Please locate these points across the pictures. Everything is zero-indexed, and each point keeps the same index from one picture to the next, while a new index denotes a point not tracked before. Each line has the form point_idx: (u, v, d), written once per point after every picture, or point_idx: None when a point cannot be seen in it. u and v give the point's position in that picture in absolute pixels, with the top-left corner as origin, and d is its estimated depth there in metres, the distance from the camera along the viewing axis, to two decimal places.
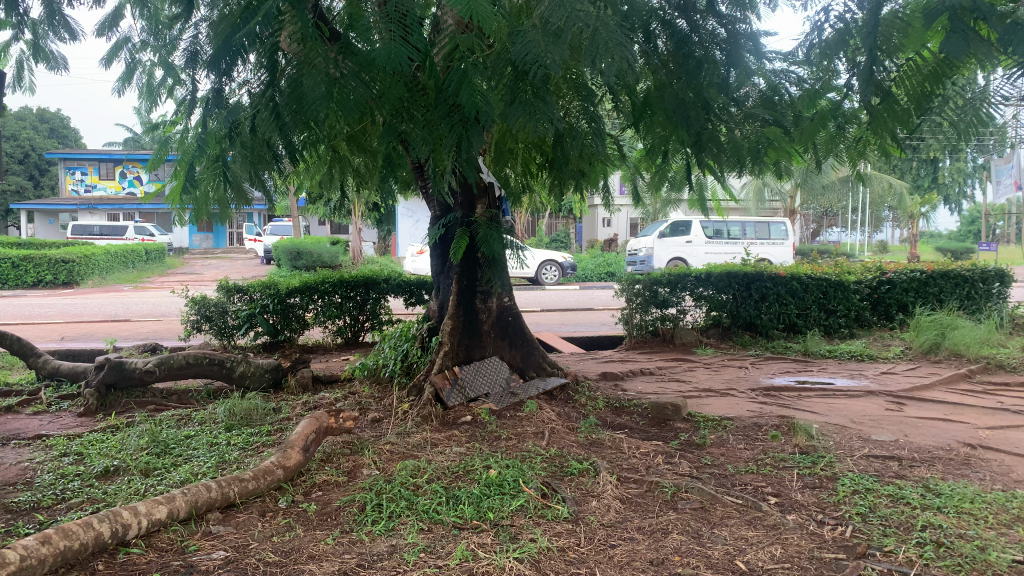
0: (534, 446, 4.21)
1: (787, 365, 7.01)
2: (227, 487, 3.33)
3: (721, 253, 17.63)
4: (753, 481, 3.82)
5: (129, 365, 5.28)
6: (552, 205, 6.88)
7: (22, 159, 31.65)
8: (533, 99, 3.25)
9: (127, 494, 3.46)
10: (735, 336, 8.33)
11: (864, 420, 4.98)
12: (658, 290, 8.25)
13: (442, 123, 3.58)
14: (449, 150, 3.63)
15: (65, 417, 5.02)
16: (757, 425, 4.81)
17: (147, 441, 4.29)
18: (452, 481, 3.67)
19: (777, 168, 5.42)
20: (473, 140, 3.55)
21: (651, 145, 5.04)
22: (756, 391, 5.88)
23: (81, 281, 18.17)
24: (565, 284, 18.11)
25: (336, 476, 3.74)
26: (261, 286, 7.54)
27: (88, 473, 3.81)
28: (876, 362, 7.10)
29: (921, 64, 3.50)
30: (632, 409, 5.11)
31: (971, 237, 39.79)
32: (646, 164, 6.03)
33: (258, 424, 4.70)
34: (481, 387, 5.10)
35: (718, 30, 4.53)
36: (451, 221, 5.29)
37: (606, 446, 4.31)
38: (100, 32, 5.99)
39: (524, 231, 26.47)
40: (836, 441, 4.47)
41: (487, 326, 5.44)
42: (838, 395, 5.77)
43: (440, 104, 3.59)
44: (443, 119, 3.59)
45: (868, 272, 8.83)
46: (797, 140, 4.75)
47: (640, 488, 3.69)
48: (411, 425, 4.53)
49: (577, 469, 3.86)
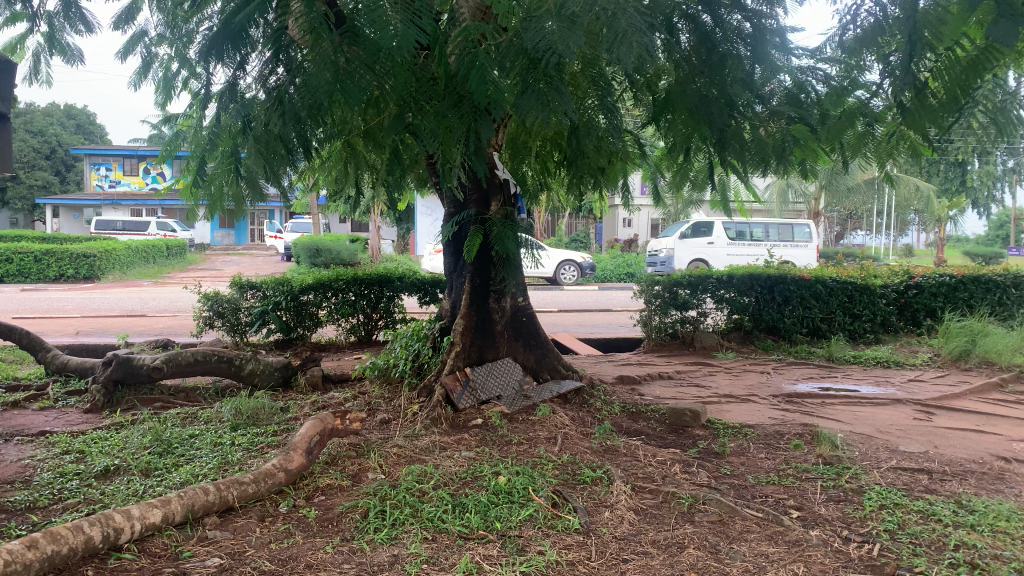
0: (546, 452, 4.06)
1: (810, 371, 6.81)
2: (224, 490, 3.20)
3: (743, 254, 17.39)
4: (774, 493, 3.65)
5: (136, 362, 5.21)
6: (571, 205, 6.74)
7: (49, 155, 32.02)
8: (547, 89, 3.06)
9: (124, 495, 3.37)
10: (757, 340, 8.11)
11: (892, 430, 4.78)
12: (678, 292, 8.02)
13: (450, 114, 3.43)
14: (459, 142, 3.48)
15: (71, 413, 4.95)
16: (779, 434, 4.63)
17: (149, 440, 4.19)
18: (459, 488, 3.54)
19: (804, 168, 5.21)
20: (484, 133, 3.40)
21: (672, 142, 4.85)
22: (778, 398, 5.69)
23: (102, 275, 18.23)
24: (583, 284, 17.92)
25: (340, 480, 3.62)
26: (274, 283, 7.49)
27: (88, 473, 3.72)
28: (903, 369, 6.87)
29: (961, 54, 3.30)
30: (650, 415, 4.95)
31: (999, 242, 39.08)
32: (666, 162, 5.85)
33: (264, 423, 4.60)
34: (493, 389, 4.95)
35: (743, 24, 4.35)
36: (465, 218, 5.17)
37: (621, 453, 4.15)
38: (117, 25, 5.91)
39: (544, 230, 26.33)
40: (862, 451, 4.28)
41: (500, 326, 5.29)
42: (863, 403, 5.57)
43: (449, 94, 3.45)
44: (451, 110, 3.44)
45: (895, 277, 8.59)
46: (825, 139, 4.54)
47: (655, 499, 3.53)
48: (420, 428, 4.39)
49: (589, 477, 3.70)
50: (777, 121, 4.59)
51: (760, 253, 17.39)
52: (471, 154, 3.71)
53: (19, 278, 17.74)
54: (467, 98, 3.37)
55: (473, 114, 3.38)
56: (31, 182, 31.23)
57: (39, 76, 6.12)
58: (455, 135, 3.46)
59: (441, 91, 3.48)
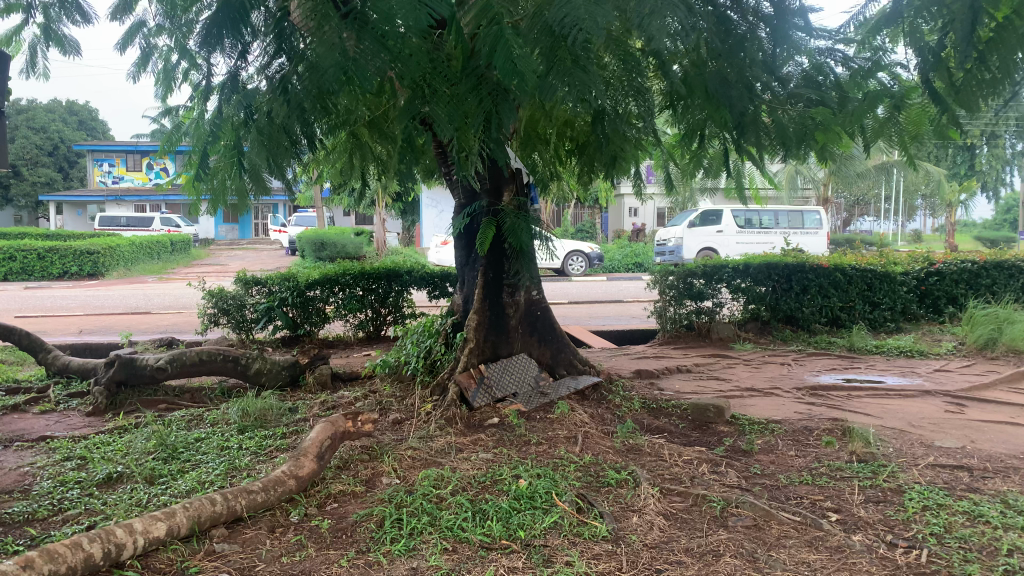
0: (567, 452, 3.88)
1: (832, 362, 6.61)
2: (232, 501, 3.04)
3: (753, 242, 17.17)
4: (809, 494, 3.46)
5: (139, 362, 5.05)
6: (580, 195, 6.55)
7: (52, 151, 31.89)
8: (572, 68, 2.88)
9: (126, 505, 3.22)
10: (775, 331, 7.91)
11: (925, 423, 4.59)
12: (692, 283, 7.84)
13: (468, 97, 3.19)
14: (477, 126, 3.26)
15: (73, 417, 4.78)
16: (808, 429, 4.45)
17: (154, 444, 4.04)
18: (478, 493, 3.36)
19: (823, 154, 4.99)
20: (504, 116, 3.19)
21: (691, 122, 4.62)
22: (801, 391, 5.50)
23: (105, 272, 18.12)
24: (592, 274, 17.74)
25: (353, 485, 3.46)
26: (280, 278, 7.30)
27: (90, 481, 3.57)
28: (928, 359, 6.68)
29: (1015, 25, 3.61)
30: (671, 411, 4.78)
31: (1007, 226, 38.79)
32: (679, 149, 5.62)
33: (273, 425, 4.44)
34: (509, 387, 4.77)
35: (763, 6, 4.19)
36: (478, 210, 4.99)
37: (645, 453, 3.97)
38: (114, 15, 5.69)
39: (549, 220, 26.12)
40: (896, 448, 4.10)
41: (515, 321, 5.11)
42: (891, 395, 5.38)
43: (467, 75, 3.23)
44: (469, 92, 3.19)
45: (915, 263, 8.40)
46: (852, 121, 4.31)
47: (685, 502, 3.36)
48: (434, 428, 4.22)
49: (614, 479, 3.53)
50: (794, 104, 4.42)
51: (771, 241, 17.17)
52: (489, 136, 3.48)
53: (23, 275, 17.59)
54: (486, 79, 3.15)
55: (494, 96, 3.16)
56: (34, 180, 31.11)
57: (36, 69, 5.93)
58: (473, 119, 3.23)
59: (456, 74, 3.25)
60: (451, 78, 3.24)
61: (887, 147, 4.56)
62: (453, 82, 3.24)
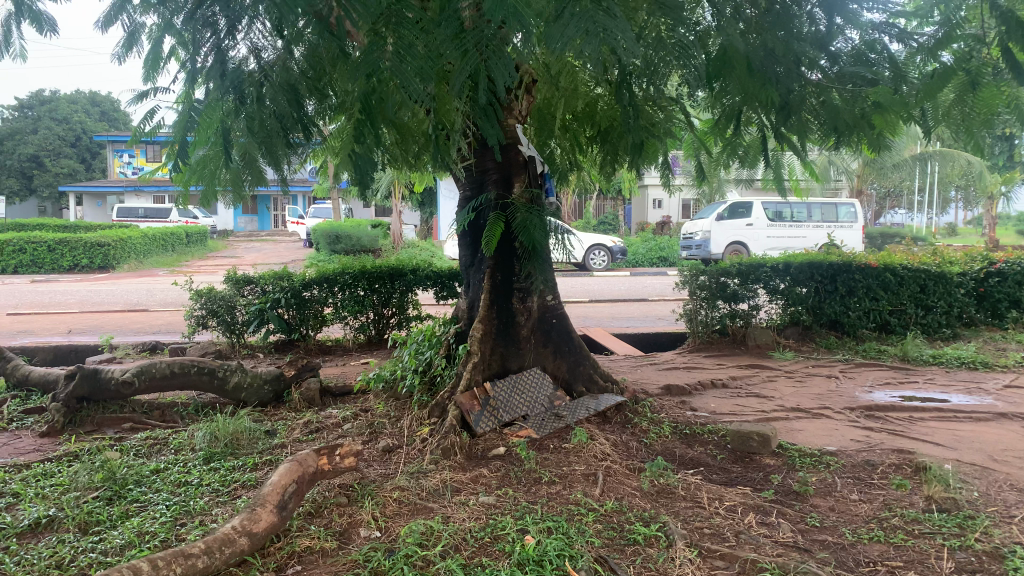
0: (583, 495, 3.25)
1: (886, 375, 5.89)
2: (163, 570, 2.40)
3: (786, 237, 16.38)
4: (884, 559, 2.78)
5: (104, 375, 4.47)
6: (602, 185, 5.89)
7: (75, 142, 31.58)
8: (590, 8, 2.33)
9: (41, 568, 2.62)
10: (818, 337, 7.19)
11: (1009, 458, 3.89)
12: (726, 283, 7.15)
13: (447, 46, 2.54)
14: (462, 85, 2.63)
15: (24, 438, 4.21)
16: (871, 465, 3.76)
17: (100, 477, 3.42)
18: (474, 555, 2.73)
19: (875, 145, 4.24)
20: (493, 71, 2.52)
21: (725, 104, 3.90)
22: (855, 412, 4.80)
23: (116, 264, 17.67)
24: (615, 269, 17.04)
25: (323, 540, 2.85)
26: (273, 277, 6.75)
27: (12, 528, 2.97)
28: (994, 372, 5.95)
29: None
30: (706, 440, 4.11)
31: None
32: (710, 134, 4.90)
33: (245, 453, 3.84)
34: (518, 408, 4.17)
35: None
36: (484, 202, 4.32)
37: (679, 496, 3.31)
38: None
39: (571, 213, 25.39)
40: (982, 492, 3.40)
41: (526, 330, 4.49)
42: (963, 418, 4.66)
43: (445, 18, 2.61)
44: (448, 41, 2.56)
45: (973, 263, 7.66)
46: (913, 98, 3.59)
47: (731, 569, 2.68)
48: (427, 463, 3.58)
49: (641, 536, 2.88)
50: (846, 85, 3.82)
51: (806, 235, 16.34)
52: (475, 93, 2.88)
53: (33, 268, 17.26)
54: (471, 27, 2.53)
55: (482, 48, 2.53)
56: (56, 170, 30.89)
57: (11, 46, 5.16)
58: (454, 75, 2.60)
59: (432, 18, 2.61)
60: (426, 24, 2.58)
61: (949, 141, 3.81)
62: (427, 29, 2.57)
